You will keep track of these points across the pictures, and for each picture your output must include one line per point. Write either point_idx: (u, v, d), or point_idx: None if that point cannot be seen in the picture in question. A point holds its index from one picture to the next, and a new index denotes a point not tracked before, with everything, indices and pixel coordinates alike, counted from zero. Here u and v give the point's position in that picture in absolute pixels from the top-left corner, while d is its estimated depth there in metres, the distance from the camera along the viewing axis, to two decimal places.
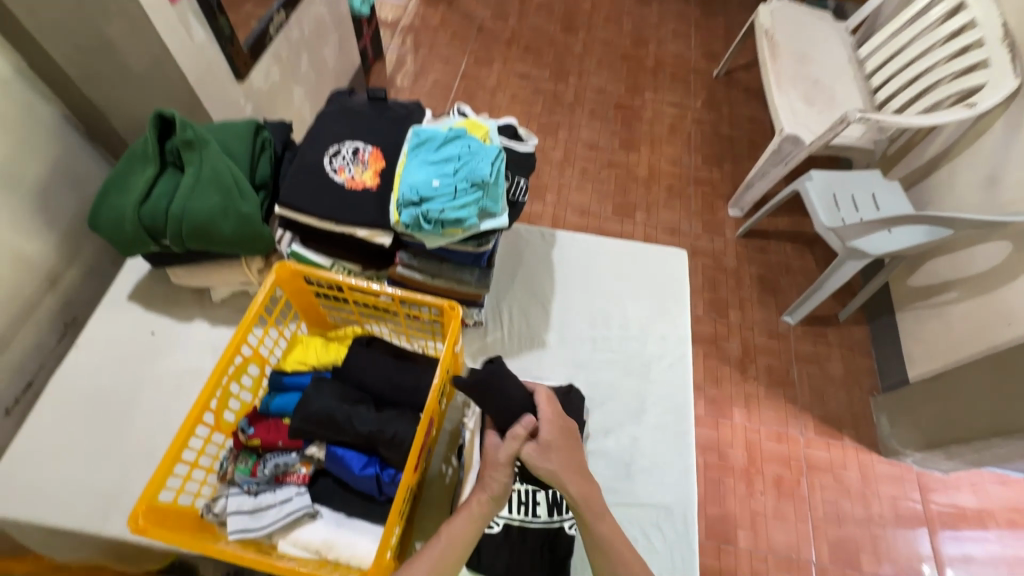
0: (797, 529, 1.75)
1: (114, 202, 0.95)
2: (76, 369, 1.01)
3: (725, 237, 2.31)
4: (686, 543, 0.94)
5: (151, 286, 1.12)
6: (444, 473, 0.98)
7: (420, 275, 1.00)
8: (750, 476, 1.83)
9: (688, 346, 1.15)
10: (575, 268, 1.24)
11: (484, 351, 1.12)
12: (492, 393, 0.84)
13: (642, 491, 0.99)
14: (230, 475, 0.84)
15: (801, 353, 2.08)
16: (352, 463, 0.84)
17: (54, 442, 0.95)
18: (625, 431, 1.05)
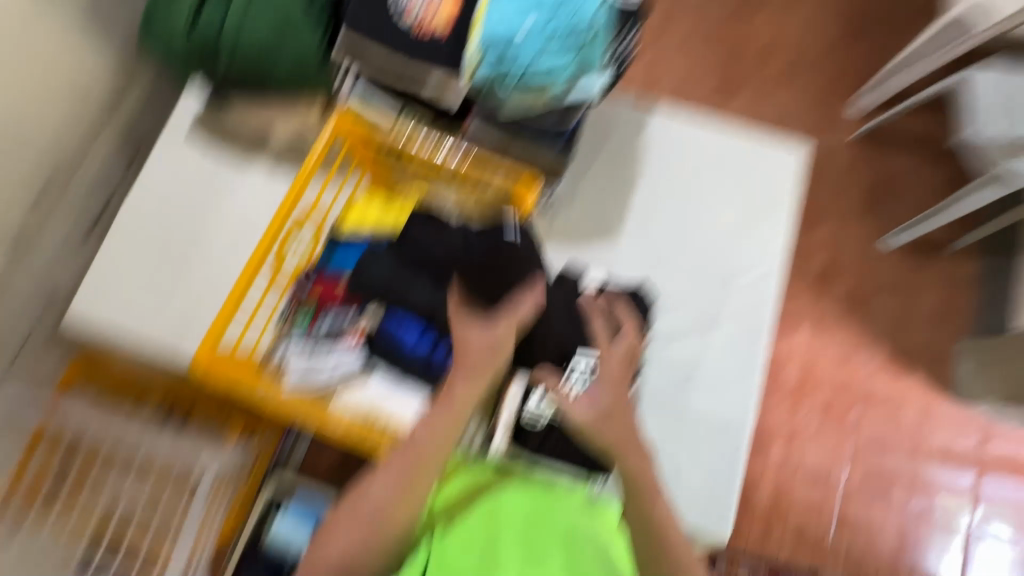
0: (834, 453, 1.73)
1: (163, 16, 0.88)
2: (144, 202, 1.01)
3: (841, 135, 1.96)
4: (731, 462, 0.92)
5: (208, 122, 1.05)
6: None
7: (492, 143, 0.87)
8: (799, 397, 1.77)
9: (781, 260, 1.02)
10: (668, 153, 1.07)
11: (551, 234, 1.02)
12: (480, 270, 0.80)
13: (697, 403, 0.95)
14: (289, 326, 0.85)
15: (891, 280, 1.87)
16: (408, 332, 0.82)
17: (128, 271, 0.98)
18: (691, 341, 0.97)
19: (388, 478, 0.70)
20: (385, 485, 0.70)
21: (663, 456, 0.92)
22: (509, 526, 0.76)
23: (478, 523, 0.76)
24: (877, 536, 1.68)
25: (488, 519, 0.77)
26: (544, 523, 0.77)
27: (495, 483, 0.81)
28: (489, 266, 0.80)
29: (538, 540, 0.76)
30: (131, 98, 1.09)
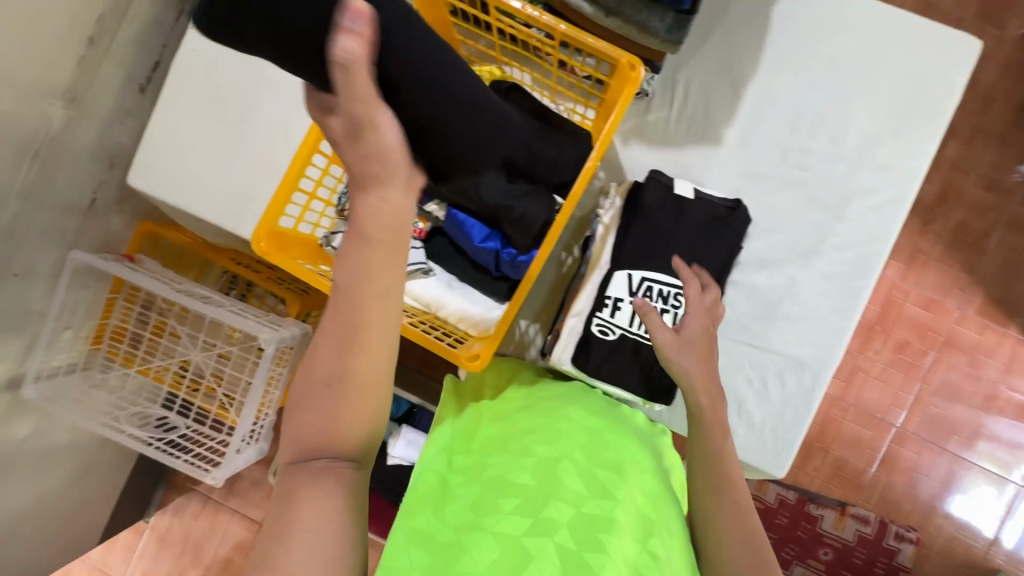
0: (895, 395, 1.64)
1: None
2: (194, 56, 0.92)
3: (1006, 30, 1.58)
4: (805, 401, 0.85)
5: None
6: (562, 261, 0.89)
7: (589, 8, 0.71)
8: (871, 334, 1.64)
9: (914, 187, 0.85)
10: (801, 37, 0.86)
11: (640, 131, 0.88)
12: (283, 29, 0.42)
13: (776, 338, 0.86)
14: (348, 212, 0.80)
15: (1017, 218, 1.61)
16: (473, 232, 0.77)
17: (182, 134, 0.93)
18: (783, 270, 0.86)
19: (337, 326, 0.47)
20: (341, 341, 0.47)
21: (730, 385, 0.87)
22: (569, 437, 0.65)
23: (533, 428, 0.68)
24: (920, 480, 1.64)
25: (548, 426, 0.67)
26: (605, 445, 0.66)
27: (567, 404, 0.73)
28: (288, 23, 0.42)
29: (598, 457, 0.63)
30: None
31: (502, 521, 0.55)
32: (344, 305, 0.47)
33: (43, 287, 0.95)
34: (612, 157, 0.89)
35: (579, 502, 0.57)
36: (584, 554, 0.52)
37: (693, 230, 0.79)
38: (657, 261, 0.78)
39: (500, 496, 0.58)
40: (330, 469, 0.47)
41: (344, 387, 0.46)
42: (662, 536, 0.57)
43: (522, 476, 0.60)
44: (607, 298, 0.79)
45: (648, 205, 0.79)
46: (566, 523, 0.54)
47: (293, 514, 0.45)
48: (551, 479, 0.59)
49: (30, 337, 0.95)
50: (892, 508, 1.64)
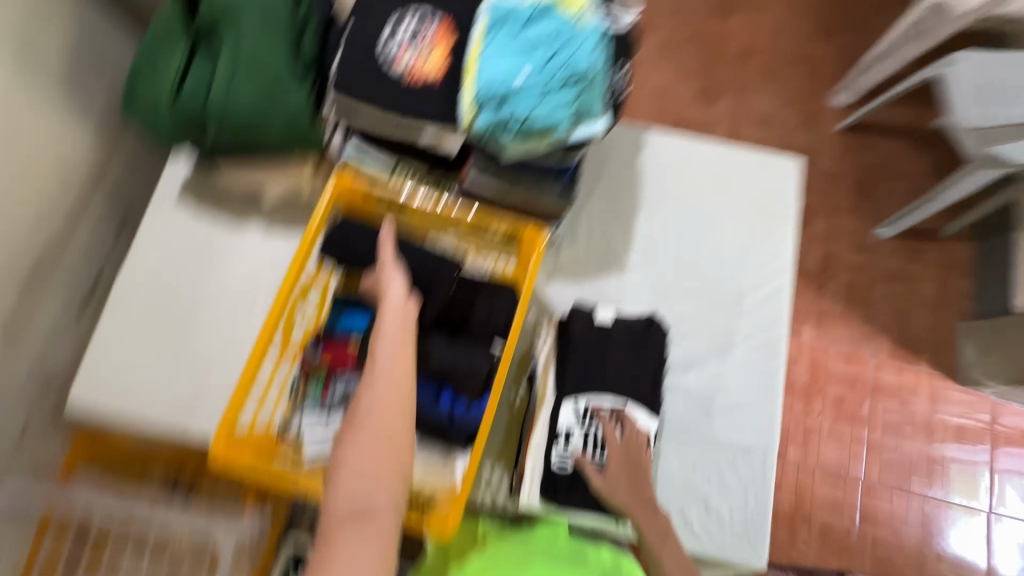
0: (850, 449, 1.73)
1: (145, 88, 0.82)
2: (138, 274, 0.98)
3: (825, 131, 1.98)
4: (762, 486, 0.91)
5: (199, 186, 1.02)
6: (513, 397, 0.95)
7: (493, 186, 0.85)
8: (810, 395, 1.77)
9: (788, 278, 1.01)
10: (666, 177, 1.06)
11: (558, 271, 1.01)
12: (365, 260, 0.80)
13: (720, 431, 0.94)
14: (301, 397, 0.84)
15: (889, 271, 1.88)
16: (424, 396, 0.82)
17: (126, 349, 0.95)
18: (708, 367, 0.96)
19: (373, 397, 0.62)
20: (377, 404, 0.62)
21: (692, 485, 0.91)
22: None
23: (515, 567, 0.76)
24: (902, 528, 1.68)
25: None
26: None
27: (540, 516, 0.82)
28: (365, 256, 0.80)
29: None
30: (115, 167, 1.06)
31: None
32: (376, 381, 0.63)
33: None
34: (538, 296, 1.00)
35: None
36: None
37: (622, 351, 0.89)
38: (596, 385, 0.86)
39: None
40: (365, 524, 0.56)
41: (377, 442, 0.60)
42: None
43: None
44: (559, 430, 0.85)
45: (577, 336, 0.89)
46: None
47: (335, 557, 0.54)
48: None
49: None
50: (886, 564, 1.65)
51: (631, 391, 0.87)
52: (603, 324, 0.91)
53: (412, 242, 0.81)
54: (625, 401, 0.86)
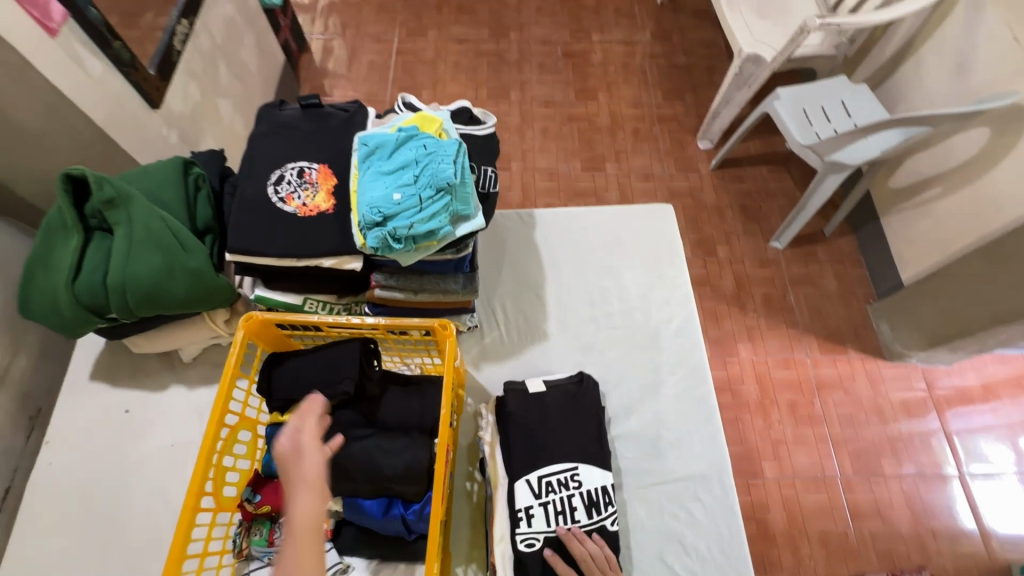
0: (818, 450, 1.77)
1: (42, 284, 0.83)
2: (53, 469, 0.93)
3: (700, 172, 2.24)
4: (729, 510, 0.92)
5: (112, 361, 1.01)
6: (470, 490, 0.94)
7: (401, 293, 0.91)
8: (766, 408, 1.82)
9: (693, 306, 1.10)
10: (561, 245, 1.17)
11: (486, 354, 1.05)
12: (295, 385, 0.83)
13: (675, 465, 0.96)
14: (246, 550, 0.78)
15: (794, 276, 2.05)
16: (374, 510, 0.79)
17: (46, 557, 0.87)
18: (645, 408, 1.01)
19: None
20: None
21: (665, 527, 0.92)
22: None
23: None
24: (892, 516, 1.69)
25: None
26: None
27: None
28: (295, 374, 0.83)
29: None
30: (18, 367, 1.03)
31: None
32: None
33: None
34: (473, 383, 1.03)
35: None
36: None
37: (560, 416, 0.91)
38: (544, 457, 0.87)
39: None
40: None
41: None
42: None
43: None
44: (519, 511, 0.84)
45: (514, 413, 0.91)
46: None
47: None
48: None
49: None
50: (892, 557, 1.64)
51: (579, 454, 0.88)
52: (535, 390, 0.94)
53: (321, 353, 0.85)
54: (575, 466, 0.87)
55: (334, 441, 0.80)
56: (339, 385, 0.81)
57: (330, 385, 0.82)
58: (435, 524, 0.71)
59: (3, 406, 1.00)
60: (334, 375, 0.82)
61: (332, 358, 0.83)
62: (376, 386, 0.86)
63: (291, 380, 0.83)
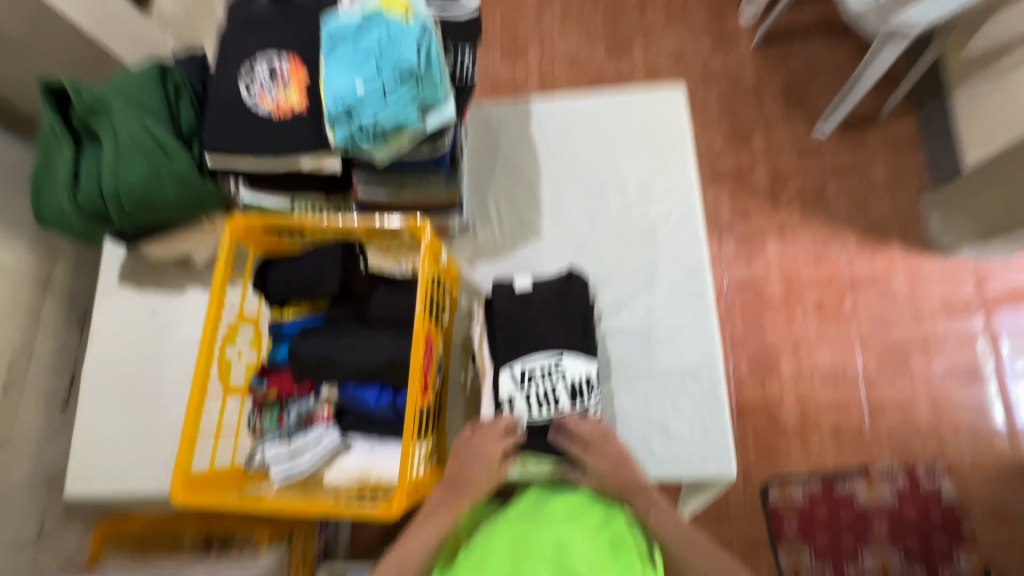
0: (843, 348, 1.70)
1: (49, 196, 0.88)
2: (100, 362, 1.05)
3: (740, 50, 1.99)
4: (716, 402, 0.94)
5: (137, 268, 1.09)
6: (464, 380, 1.00)
7: (383, 193, 0.92)
8: (790, 304, 1.75)
9: (696, 200, 1.04)
10: (558, 138, 1.10)
11: (480, 253, 1.05)
12: (286, 285, 0.87)
13: (664, 358, 0.97)
14: (260, 428, 0.89)
15: (837, 165, 1.85)
16: (367, 397, 0.86)
17: (107, 433, 1.02)
18: (637, 303, 1.00)
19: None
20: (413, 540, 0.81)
21: (650, 414, 0.95)
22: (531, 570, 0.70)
23: (509, 540, 0.74)
24: (912, 412, 1.64)
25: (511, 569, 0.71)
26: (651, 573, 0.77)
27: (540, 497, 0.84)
28: (286, 276, 0.88)
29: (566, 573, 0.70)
30: (59, 275, 1.13)
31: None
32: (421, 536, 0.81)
33: None
34: (466, 280, 1.04)
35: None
36: None
37: (546, 311, 0.90)
38: (527, 347, 0.88)
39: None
40: None
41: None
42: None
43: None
44: (501, 399, 0.87)
45: (498, 308, 0.92)
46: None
47: None
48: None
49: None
50: (906, 450, 1.61)
51: (564, 343, 0.88)
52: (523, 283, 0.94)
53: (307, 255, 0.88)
54: (559, 352, 0.88)
55: (326, 334, 0.86)
56: (323, 285, 0.85)
57: (314, 285, 0.85)
58: (411, 404, 0.76)
59: (51, 310, 1.11)
60: (318, 276, 0.85)
61: (316, 259, 0.86)
62: (364, 286, 0.88)
63: (282, 281, 0.88)
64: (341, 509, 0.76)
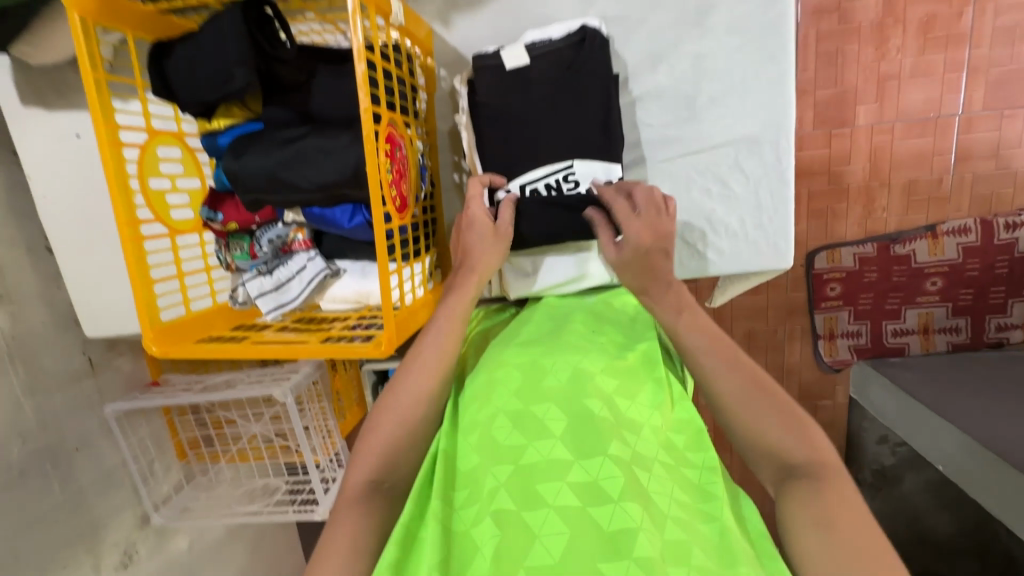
0: (944, 83, 1.20)
1: None
2: (49, 203, 0.92)
3: None
4: (779, 178, 0.73)
5: (36, 81, 0.86)
6: (460, 183, 0.82)
7: None
8: (882, 33, 1.18)
9: None
10: None
11: (455, 2, 0.74)
12: (190, 85, 0.64)
13: (713, 128, 0.73)
14: (234, 265, 0.77)
15: None
16: (338, 219, 0.70)
17: (95, 275, 0.96)
18: (682, 51, 0.72)
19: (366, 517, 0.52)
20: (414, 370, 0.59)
21: (691, 204, 0.76)
22: (543, 414, 0.54)
23: (517, 372, 0.59)
24: (1012, 157, 1.22)
25: (516, 410, 0.55)
26: (698, 417, 0.60)
27: (557, 321, 0.69)
28: (185, 69, 0.63)
29: (586, 417, 0.53)
30: None
31: (487, 552, 0.45)
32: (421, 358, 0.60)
33: (109, 445, 1.07)
34: (443, 47, 0.77)
35: (656, 503, 0.47)
36: (590, 510, 0.46)
37: (551, 98, 0.69)
38: (526, 147, 0.70)
39: (539, 483, 0.48)
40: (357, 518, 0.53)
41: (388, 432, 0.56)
42: (725, 508, 0.51)
43: (560, 452, 0.50)
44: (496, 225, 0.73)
45: (483, 94, 0.70)
46: (587, 539, 0.44)
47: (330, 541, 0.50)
48: (597, 431, 0.51)
49: (130, 485, 1.10)
50: (990, 200, 1.25)
51: (574, 146, 0.69)
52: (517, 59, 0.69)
53: (200, 37, 0.62)
54: (569, 164, 0.69)
55: (263, 144, 0.66)
56: (233, 78, 0.61)
57: (223, 81, 0.62)
58: (378, 226, 0.58)
59: None
60: (224, 67, 0.61)
61: (213, 39, 0.61)
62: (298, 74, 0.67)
63: (184, 78, 0.64)
64: (330, 351, 0.66)
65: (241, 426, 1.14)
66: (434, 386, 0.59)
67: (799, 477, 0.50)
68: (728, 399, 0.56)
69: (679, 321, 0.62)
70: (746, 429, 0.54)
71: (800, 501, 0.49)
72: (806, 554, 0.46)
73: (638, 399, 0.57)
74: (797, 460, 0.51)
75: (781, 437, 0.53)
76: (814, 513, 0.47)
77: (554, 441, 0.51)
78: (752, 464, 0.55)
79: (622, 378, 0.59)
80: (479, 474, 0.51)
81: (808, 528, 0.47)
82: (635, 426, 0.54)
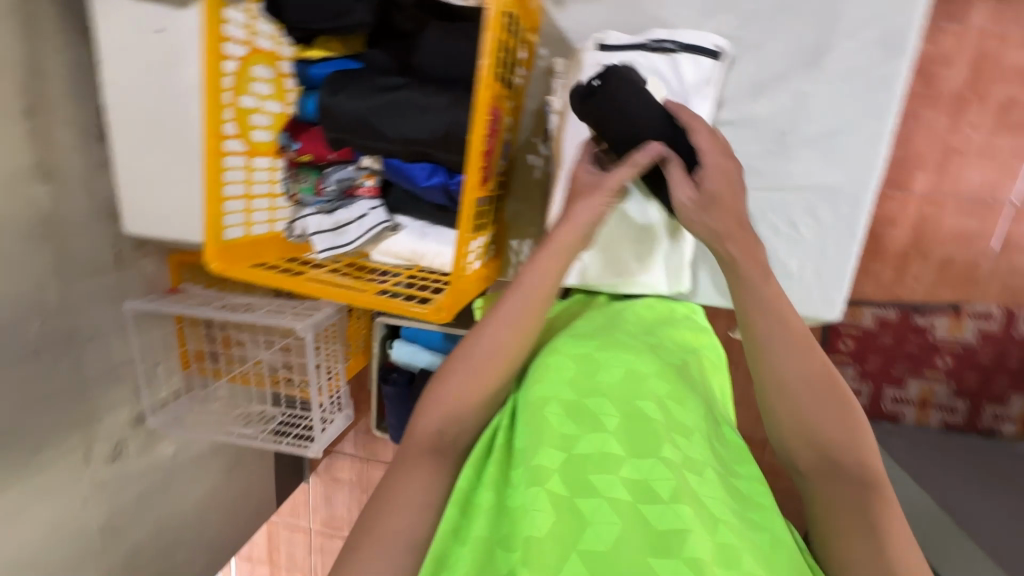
0: (1006, 169, 1.19)
1: None
2: (113, 90, 0.90)
3: None
4: (848, 232, 0.74)
5: None
6: (534, 165, 0.81)
7: None
8: (960, 106, 1.17)
9: None
10: None
11: None
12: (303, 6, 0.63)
13: (798, 169, 0.74)
14: (298, 197, 0.78)
15: None
16: (415, 174, 0.69)
17: (142, 172, 0.94)
18: (786, 86, 0.72)
19: (398, 478, 0.52)
20: (485, 335, 0.59)
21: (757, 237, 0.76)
22: (598, 408, 0.55)
23: (571, 363, 0.60)
24: None
25: (572, 400, 0.56)
26: (739, 437, 0.61)
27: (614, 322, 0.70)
28: None
29: (642, 418, 0.54)
30: None
31: (541, 522, 0.45)
32: (490, 332, 0.59)
33: (120, 340, 1.07)
34: (549, 26, 0.76)
35: (707, 507, 0.48)
36: (641, 507, 0.48)
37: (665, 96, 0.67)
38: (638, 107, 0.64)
39: (592, 472, 0.50)
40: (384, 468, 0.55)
41: (453, 401, 0.56)
42: (775, 518, 0.53)
43: (613, 446, 0.52)
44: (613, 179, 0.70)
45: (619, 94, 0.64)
46: (639, 535, 0.46)
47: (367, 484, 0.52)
48: (650, 433, 0.53)
49: (132, 384, 1.10)
50: (1019, 293, 1.26)
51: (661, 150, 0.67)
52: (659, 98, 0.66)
53: None
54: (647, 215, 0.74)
55: (361, 85, 0.65)
56: (352, 12, 0.62)
57: (339, 12, 0.62)
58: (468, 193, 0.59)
59: None
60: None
61: None
62: (410, 21, 0.68)
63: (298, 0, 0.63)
64: (384, 305, 0.66)
65: (251, 349, 1.14)
66: (512, 351, 0.59)
67: (843, 475, 0.52)
68: (776, 377, 0.57)
69: (760, 282, 0.62)
70: (796, 416, 0.56)
71: (844, 501, 0.51)
72: (849, 559, 0.50)
73: (687, 406, 0.58)
74: (843, 455, 0.53)
75: (835, 426, 0.54)
76: (857, 518, 0.50)
77: (607, 435, 0.52)
78: (791, 443, 0.56)
79: (673, 384, 0.60)
80: (529, 450, 0.51)
81: (856, 533, 0.50)
82: (686, 430, 0.55)
